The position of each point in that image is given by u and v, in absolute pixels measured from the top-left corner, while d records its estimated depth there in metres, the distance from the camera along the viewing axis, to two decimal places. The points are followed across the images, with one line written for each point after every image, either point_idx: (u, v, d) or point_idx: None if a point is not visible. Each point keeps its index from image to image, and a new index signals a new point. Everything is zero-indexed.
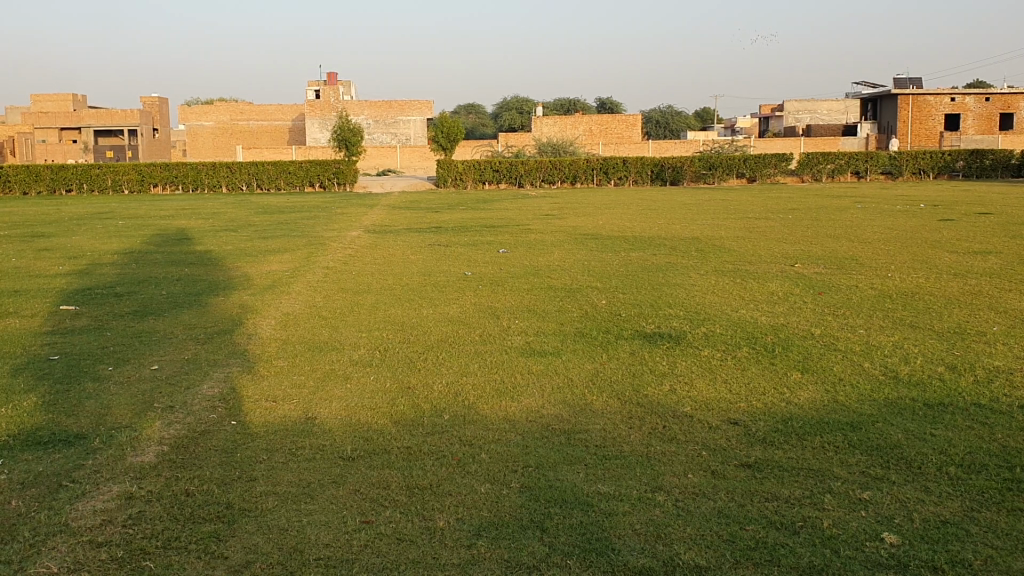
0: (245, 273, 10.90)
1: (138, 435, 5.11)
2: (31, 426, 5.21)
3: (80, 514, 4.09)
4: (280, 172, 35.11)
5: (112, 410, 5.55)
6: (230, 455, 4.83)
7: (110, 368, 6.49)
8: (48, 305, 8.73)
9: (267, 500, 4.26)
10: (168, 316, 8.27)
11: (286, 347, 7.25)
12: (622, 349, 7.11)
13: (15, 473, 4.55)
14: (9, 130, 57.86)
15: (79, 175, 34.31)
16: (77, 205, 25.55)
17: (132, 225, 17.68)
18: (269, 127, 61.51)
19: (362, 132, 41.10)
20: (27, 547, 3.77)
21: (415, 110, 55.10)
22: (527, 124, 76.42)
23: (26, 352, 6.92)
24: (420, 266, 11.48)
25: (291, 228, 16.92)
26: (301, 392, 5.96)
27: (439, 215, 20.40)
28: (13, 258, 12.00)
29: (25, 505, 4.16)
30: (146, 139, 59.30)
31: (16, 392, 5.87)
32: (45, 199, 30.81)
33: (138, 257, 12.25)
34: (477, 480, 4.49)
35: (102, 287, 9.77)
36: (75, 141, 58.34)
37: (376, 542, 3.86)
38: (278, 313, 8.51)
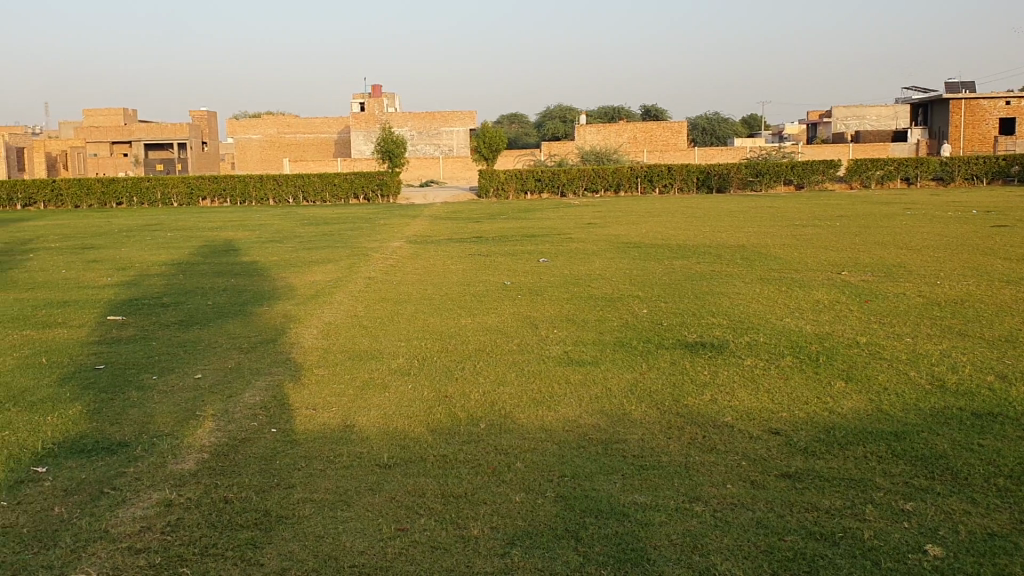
0: (289, 283, 11.03)
1: (179, 442, 5.18)
2: (77, 434, 5.33)
3: (120, 520, 4.16)
4: (326, 184, 35.53)
5: (155, 418, 5.64)
6: (269, 463, 4.87)
7: (155, 376, 6.60)
8: (96, 315, 8.89)
9: (304, 507, 4.29)
10: (213, 326, 8.39)
11: (327, 355, 7.30)
12: (663, 359, 7.07)
13: (59, 480, 4.64)
14: (62, 144, 59.34)
15: (130, 188, 35.09)
16: (128, 218, 25.95)
17: (179, 236, 18.01)
18: (316, 140, 62.23)
19: (406, 143, 41.35)
20: (68, 553, 3.84)
21: (458, 120, 55.43)
22: (572, 133, 76.59)
23: (74, 362, 7.07)
24: (461, 276, 11.53)
25: (335, 239, 17.09)
26: (340, 401, 6.00)
27: (480, 225, 20.39)
28: (65, 269, 12.27)
29: (68, 513, 4.24)
30: (195, 151, 60.55)
31: (62, 401, 5.99)
32: (97, 212, 31.45)
33: (186, 268, 12.45)
34: (513, 489, 4.47)
35: (151, 298, 9.94)
36: (126, 155, 59.36)
37: (411, 549, 3.87)
38: (320, 322, 8.60)
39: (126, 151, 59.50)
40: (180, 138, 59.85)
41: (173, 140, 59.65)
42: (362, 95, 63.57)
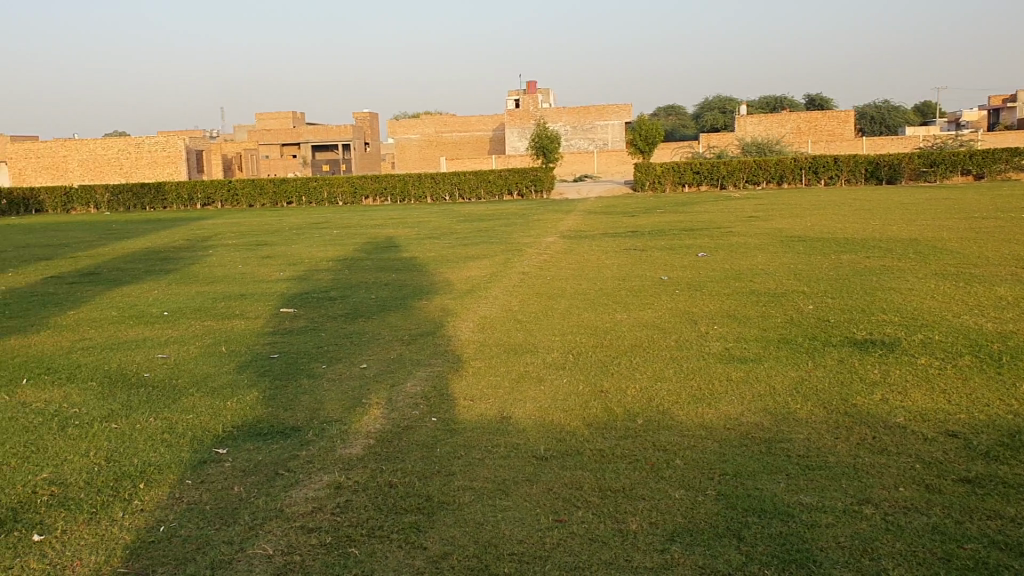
0: (447, 278, 11.30)
1: (347, 428, 5.40)
2: (254, 418, 5.64)
3: (294, 500, 4.38)
4: (482, 181, 36.12)
5: (324, 405, 5.90)
6: (431, 450, 5.00)
7: (323, 365, 6.91)
8: (269, 308, 9.40)
9: (465, 494, 4.38)
10: (377, 318, 8.70)
11: (484, 348, 7.42)
12: (829, 357, 6.79)
13: (238, 461, 4.93)
14: (237, 148, 62.86)
15: (299, 189, 36.88)
16: (297, 216, 27.28)
17: (344, 234, 18.77)
18: (472, 138, 63.39)
19: (561, 138, 41.52)
20: (247, 530, 4.07)
21: (614, 114, 55.16)
22: (732, 125, 74.85)
23: (250, 351, 7.50)
24: (617, 271, 11.47)
25: (492, 235, 17.36)
26: (498, 392, 6.09)
27: (635, 219, 20.21)
28: (241, 265, 13.02)
29: (246, 492, 4.50)
30: (358, 152, 62.92)
31: (240, 387, 6.36)
32: (269, 211, 33.21)
33: (351, 264, 12.96)
34: (672, 485, 4.41)
35: (318, 291, 10.40)
36: (295, 156, 62.34)
37: (570, 541, 3.88)
38: (477, 316, 8.76)
39: (294, 152, 62.49)
40: (344, 139, 62.45)
41: (338, 141, 62.28)
42: (517, 93, 64.29)
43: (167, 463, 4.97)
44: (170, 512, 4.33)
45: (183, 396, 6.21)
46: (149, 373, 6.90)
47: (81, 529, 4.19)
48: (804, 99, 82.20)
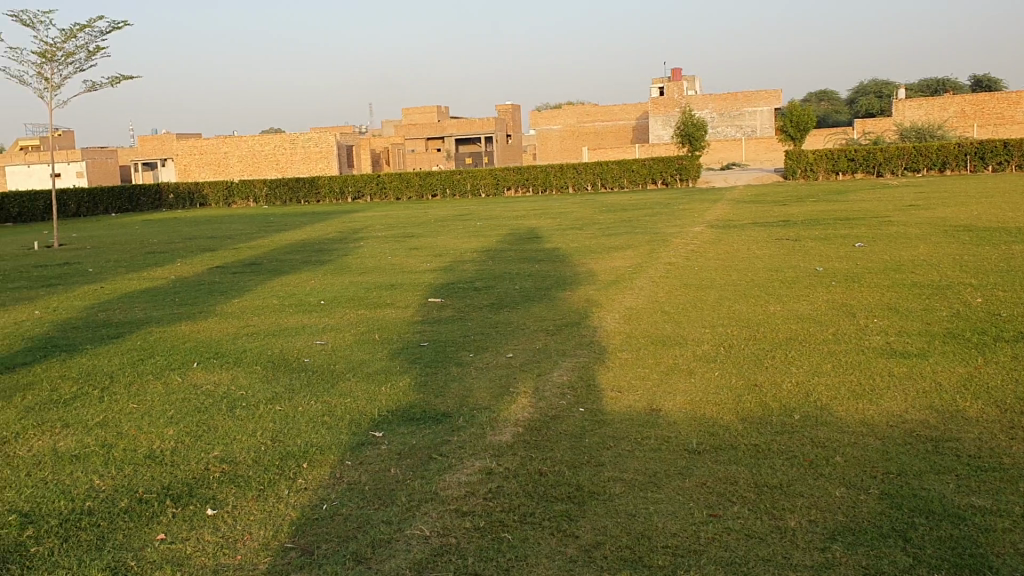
0: (591, 269, 11.27)
1: (496, 416, 5.47)
2: (407, 404, 5.79)
3: (448, 484, 4.47)
4: (624, 170, 35.83)
5: (473, 392, 6.00)
6: (580, 440, 4.99)
7: (471, 354, 7.02)
8: (419, 297, 9.64)
9: (616, 485, 4.37)
10: (522, 309, 8.78)
11: (631, 339, 7.37)
12: (1002, 353, 6.39)
13: (393, 445, 5.08)
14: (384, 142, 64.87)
15: (443, 181, 37.67)
16: (443, 208, 27.87)
17: (488, 225, 19.03)
18: (615, 128, 62.92)
19: (707, 126, 40.70)
20: (404, 511, 4.19)
21: (762, 100, 53.66)
22: (889, 109, 71.45)
23: (401, 338, 7.71)
24: (768, 262, 11.15)
25: (636, 225, 17.20)
26: (646, 384, 6.03)
27: (787, 208, 19.58)
28: (390, 255, 13.40)
29: (402, 474, 4.63)
30: (501, 144, 63.59)
31: (393, 373, 6.56)
32: (415, 203, 34.08)
33: (495, 254, 13.12)
34: (831, 483, 4.26)
35: (464, 282, 10.57)
36: (440, 149, 63.73)
37: (725, 536, 3.81)
38: (623, 307, 8.69)
39: (439, 146, 63.88)
40: (486, 132, 63.14)
41: (481, 135, 63.01)
42: (662, 82, 63.44)
43: (327, 445, 5.17)
44: (332, 492, 4.52)
45: (339, 381, 6.45)
46: (308, 358, 7.21)
47: (250, 505, 4.44)
48: (969, 81, 77.58)
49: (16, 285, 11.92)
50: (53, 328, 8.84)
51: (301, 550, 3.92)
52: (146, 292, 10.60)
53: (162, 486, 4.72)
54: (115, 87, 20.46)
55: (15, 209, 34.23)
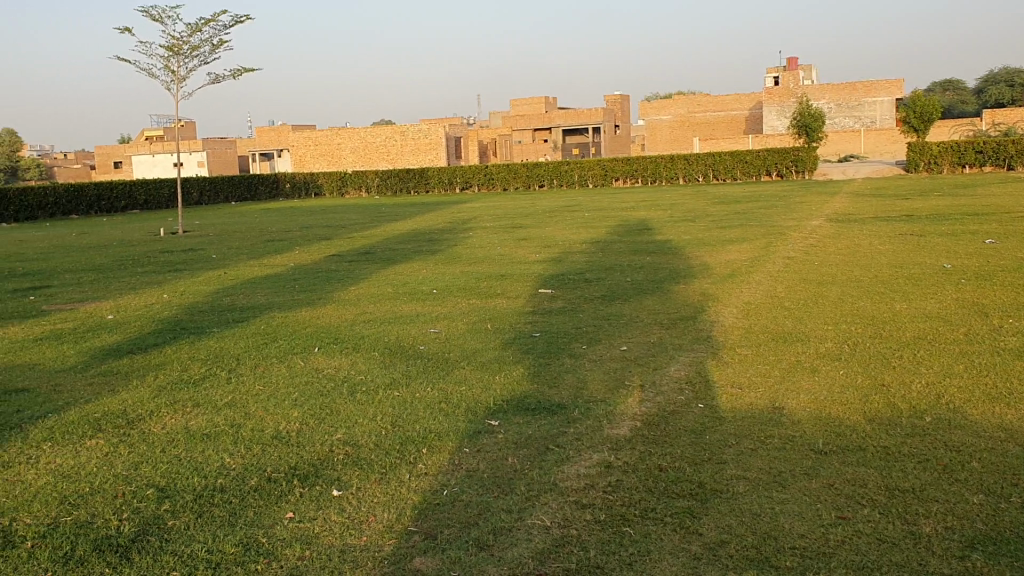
0: (705, 262, 11.08)
1: (613, 409, 5.43)
2: (521, 394, 5.81)
3: (567, 476, 4.47)
4: (737, 161, 35.05)
5: (589, 384, 5.97)
6: (700, 436, 4.91)
7: (584, 346, 7.00)
8: (530, 288, 9.66)
9: (738, 483, 4.28)
10: (635, 301, 8.70)
11: (749, 335, 7.21)
12: None
13: (510, 434, 5.10)
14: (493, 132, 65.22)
15: (551, 171, 37.69)
16: (551, 199, 27.87)
17: (597, 216, 18.93)
18: (728, 118, 61.47)
19: (825, 116, 39.53)
20: (524, 500, 4.21)
21: (883, 90, 51.82)
22: (1019, 99, 68.04)
23: (514, 328, 7.74)
24: (892, 258, 10.75)
25: (750, 218, 16.84)
26: (766, 381, 5.89)
27: (911, 203, 18.83)
28: (500, 246, 13.48)
29: (520, 463, 4.65)
30: (609, 135, 63.01)
31: (507, 362, 6.60)
32: (523, 194, 34.21)
33: (605, 246, 13.04)
34: (969, 489, 4.07)
35: (574, 273, 10.54)
36: (547, 140, 63.36)
37: (855, 539, 3.69)
38: (739, 302, 8.51)
39: (546, 136, 63.54)
40: (595, 122, 62.86)
41: (589, 125, 62.83)
42: (777, 71, 61.95)
43: (445, 431, 5.24)
44: (452, 477, 4.58)
45: (454, 369, 6.53)
46: (423, 346, 7.32)
47: (372, 488, 4.55)
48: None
49: (146, 270, 12.50)
50: (182, 311, 9.24)
51: (424, 534, 3.98)
52: (267, 278, 10.95)
53: (289, 466, 4.92)
54: (236, 78, 21.16)
55: (144, 197, 35.87)
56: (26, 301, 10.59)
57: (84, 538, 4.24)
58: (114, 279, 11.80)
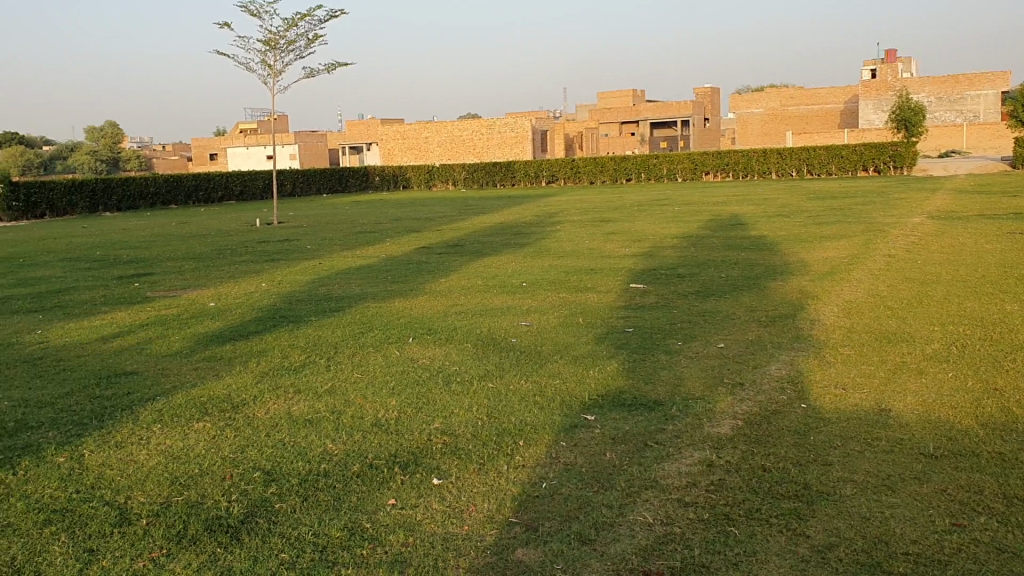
0: (801, 259, 10.83)
1: (712, 407, 5.36)
2: (617, 390, 5.77)
3: (668, 473, 4.43)
4: (832, 156, 34.15)
5: (686, 381, 5.91)
6: (803, 437, 4.81)
7: (680, 342, 6.92)
8: (621, 282, 9.60)
9: (845, 486, 4.18)
10: (730, 298, 8.57)
11: (851, 334, 7.03)
12: None
13: (608, 429, 5.08)
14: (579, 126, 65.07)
15: (639, 165, 37.51)
16: (640, 193, 27.68)
17: (688, 210, 18.71)
18: (822, 111, 60.22)
19: (926, 110, 38.24)
20: (625, 496, 4.18)
21: (987, 82, 49.89)
22: None
23: (606, 323, 7.70)
24: (1000, 257, 10.33)
25: (847, 214, 16.42)
26: (871, 382, 5.73)
27: (1020, 199, 18.08)
28: (589, 239, 13.44)
29: (620, 459, 4.63)
30: (698, 128, 61.97)
31: (601, 357, 6.58)
32: (611, 187, 34.04)
33: (697, 241, 12.88)
34: None
35: (667, 268, 10.44)
36: (634, 133, 63.02)
37: (972, 547, 3.57)
38: (839, 300, 8.30)
39: (633, 130, 63.20)
40: (683, 115, 61.41)
41: (677, 118, 61.50)
42: (875, 63, 60.30)
43: (542, 424, 5.25)
44: (551, 470, 4.58)
45: (548, 362, 6.54)
46: (516, 338, 7.35)
47: (472, 477, 4.59)
48: None
49: (244, 259, 12.84)
50: (279, 299, 9.46)
51: (525, 526, 4.00)
52: (360, 269, 11.13)
53: (389, 453, 5.00)
54: (331, 72, 21.57)
55: (240, 188, 36.85)
56: (132, 287, 10.99)
57: (195, 518, 4.38)
58: (214, 268, 12.17)
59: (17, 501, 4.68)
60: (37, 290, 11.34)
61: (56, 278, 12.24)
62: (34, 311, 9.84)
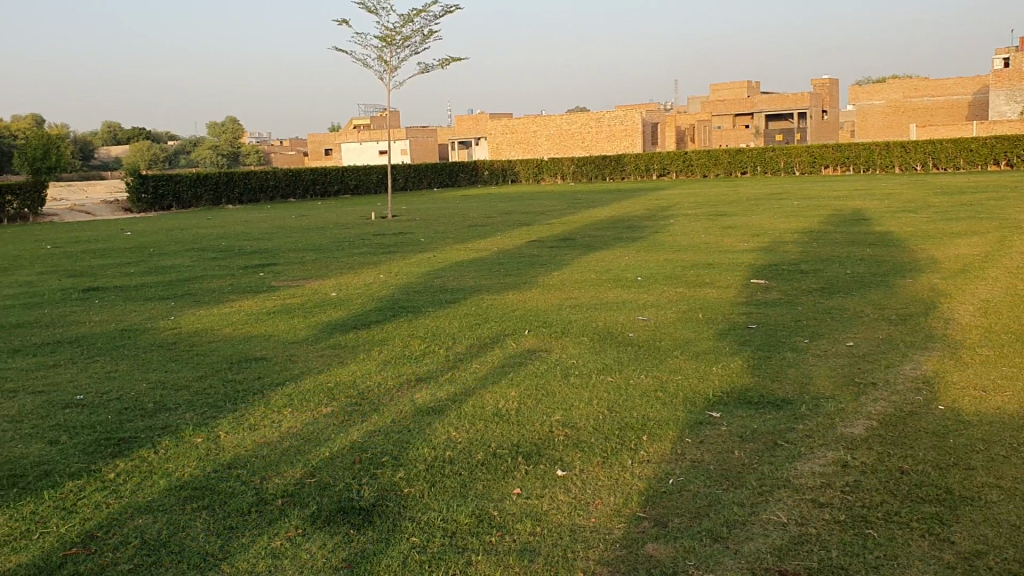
0: (932, 256, 10.42)
1: (844, 406, 5.21)
2: (743, 387, 5.67)
3: (800, 473, 4.32)
4: (960, 150, 32.64)
5: (814, 379, 5.76)
6: (943, 440, 4.63)
7: (806, 340, 6.75)
8: (741, 278, 9.42)
9: (991, 491, 4.00)
10: (857, 295, 8.30)
11: (989, 335, 6.72)
12: None
13: (735, 427, 4.99)
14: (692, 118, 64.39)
15: (755, 159, 36.88)
16: (756, 187, 27.15)
17: (807, 205, 18.22)
18: (947, 104, 57.87)
19: None
20: (756, 495, 4.11)
21: None
22: None
23: (728, 319, 7.57)
24: None
25: (980, 211, 15.70)
26: (1013, 384, 5.46)
27: None
28: (705, 234, 13.24)
29: (748, 458, 4.54)
30: (816, 121, 60.25)
31: (724, 353, 6.48)
32: (725, 181, 33.47)
33: (819, 236, 12.54)
34: None
35: (788, 264, 10.20)
36: (748, 126, 61.95)
37: None
38: (975, 299, 7.94)
39: (747, 122, 62.12)
40: (801, 108, 59.96)
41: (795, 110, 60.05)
42: (1006, 53, 57.63)
43: (667, 420, 5.19)
44: (677, 466, 4.53)
45: (669, 358, 6.47)
46: (634, 333, 7.30)
47: (597, 470, 4.59)
48: None
49: (362, 251, 13.15)
50: (397, 290, 9.65)
51: (654, 521, 3.97)
52: (475, 262, 11.25)
53: (513, 443, 5.04)
54: (445, 68, 21.88)
55: (354, 182, 37.74)
56: (257, 277, 11.40)
57: (327, 500, 4.51)
58: (333, 259, 12.51)
59: (160, 478, 4.91)
60: (168, 278, 11.89)
61: (185, 268, 12.79)
62: (168, 299, 10.31)
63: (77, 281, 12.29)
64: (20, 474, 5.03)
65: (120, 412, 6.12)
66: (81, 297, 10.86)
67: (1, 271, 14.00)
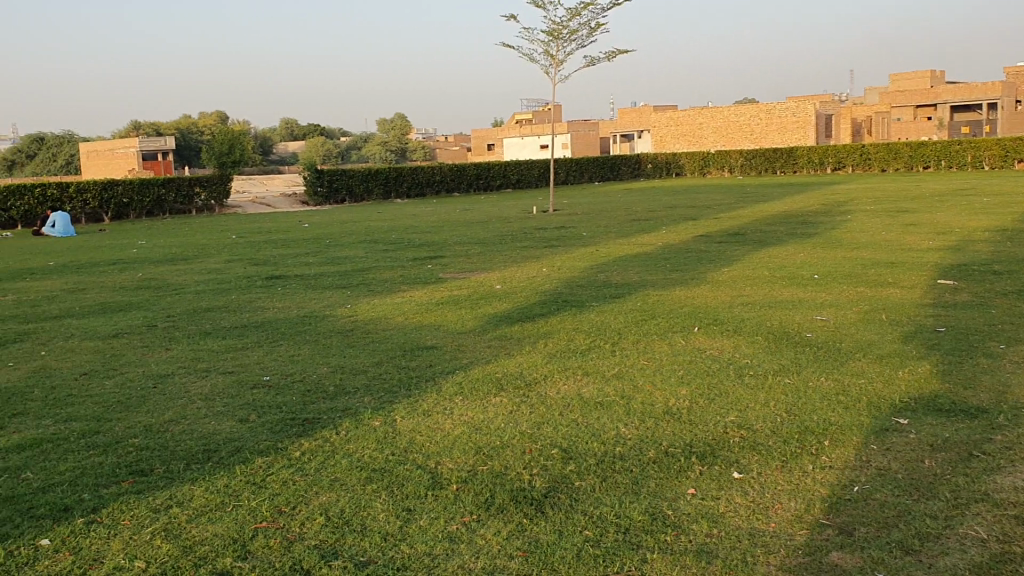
0: None
1: None
2: (931, 393, 5.37)
3: (999, 487, 4.06)
4: None
5: (1011, 388, 5.38)
6: None
7: (1002, 346, 6.31)
8: (926, 278, 8.92)
9: None
10: None
11: None
12: None
13: (925, 435, 4.74)
14: (868, 110, 61.55)
15: (938, 152, 34.78)
16: (940, 182, 25.62)
17: (999, 202, 17.04)
18: None
19: None
20: (951, 508, 3.88)
21: None
22: None
23: (913, 322, 7.19)
24: None
25: None
26: None
27: None
28: (885, 231, 12.62)
29: (941, 468, 4.30)
30: (1008, 112, 56.05)
31: (909, 357, 6.16)
32: (905, 176, 31.74)
33: (1013, 235, 11.71)
34: None
35: (979, 264, 9.57)
36: (931, 118, 58.54)
37: None
38: None
39: (930, 114, 58.69)
40: (991, 97, 55.97)
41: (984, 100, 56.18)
42: None
43: (848, 425, 4.99)
44: (862, 474, 4.34)
45: (849, 360, 6.21)
46: (810, 333, 7.05)
47: (774, 474, 4.46)
48: None
49: (526, 244, 13.29)
50: (562, 284, 9.69)
51: (838, 529, 3.82)
52: (640, 257, 11.16)
53: (685, 442, 4.97)
54: (611, 61, 21.81)
55: (516, 176, 38.19)
56: (426, 268, 11.73)
57: (501, 488, 4.58)
58: (499, 252, 12.71)
59: (341, 458, 5.13)
60: (343, 269, 12.40)
61: (358, 259, 13.32)
62: (343, 288, 10.76)
63: (260, 270, 13.04)
64: (215, 448, 5.38)
65: (302, 394, 6.44)
66: (264, 285, 11.50)
67: (192, 259, 15.02)
